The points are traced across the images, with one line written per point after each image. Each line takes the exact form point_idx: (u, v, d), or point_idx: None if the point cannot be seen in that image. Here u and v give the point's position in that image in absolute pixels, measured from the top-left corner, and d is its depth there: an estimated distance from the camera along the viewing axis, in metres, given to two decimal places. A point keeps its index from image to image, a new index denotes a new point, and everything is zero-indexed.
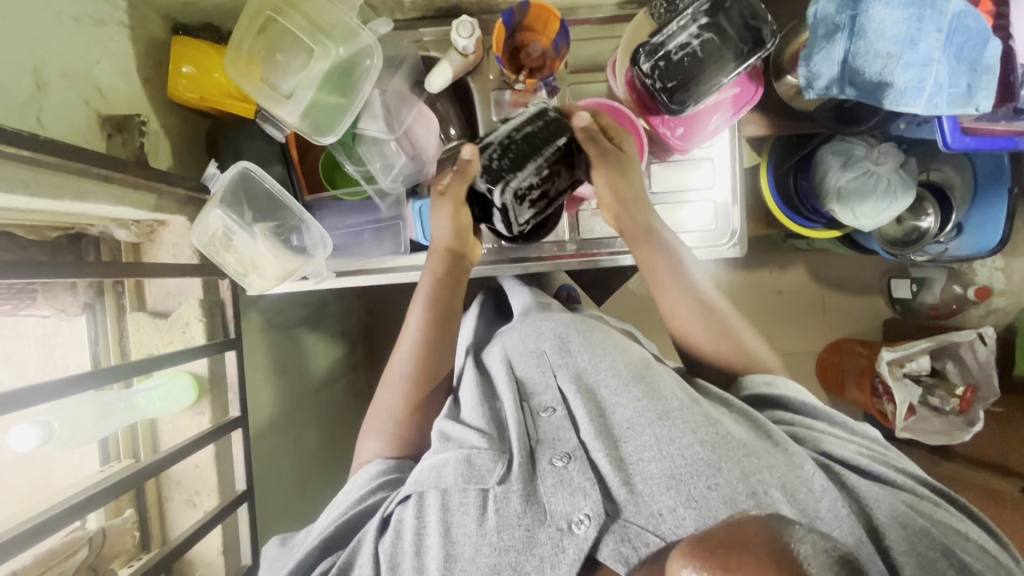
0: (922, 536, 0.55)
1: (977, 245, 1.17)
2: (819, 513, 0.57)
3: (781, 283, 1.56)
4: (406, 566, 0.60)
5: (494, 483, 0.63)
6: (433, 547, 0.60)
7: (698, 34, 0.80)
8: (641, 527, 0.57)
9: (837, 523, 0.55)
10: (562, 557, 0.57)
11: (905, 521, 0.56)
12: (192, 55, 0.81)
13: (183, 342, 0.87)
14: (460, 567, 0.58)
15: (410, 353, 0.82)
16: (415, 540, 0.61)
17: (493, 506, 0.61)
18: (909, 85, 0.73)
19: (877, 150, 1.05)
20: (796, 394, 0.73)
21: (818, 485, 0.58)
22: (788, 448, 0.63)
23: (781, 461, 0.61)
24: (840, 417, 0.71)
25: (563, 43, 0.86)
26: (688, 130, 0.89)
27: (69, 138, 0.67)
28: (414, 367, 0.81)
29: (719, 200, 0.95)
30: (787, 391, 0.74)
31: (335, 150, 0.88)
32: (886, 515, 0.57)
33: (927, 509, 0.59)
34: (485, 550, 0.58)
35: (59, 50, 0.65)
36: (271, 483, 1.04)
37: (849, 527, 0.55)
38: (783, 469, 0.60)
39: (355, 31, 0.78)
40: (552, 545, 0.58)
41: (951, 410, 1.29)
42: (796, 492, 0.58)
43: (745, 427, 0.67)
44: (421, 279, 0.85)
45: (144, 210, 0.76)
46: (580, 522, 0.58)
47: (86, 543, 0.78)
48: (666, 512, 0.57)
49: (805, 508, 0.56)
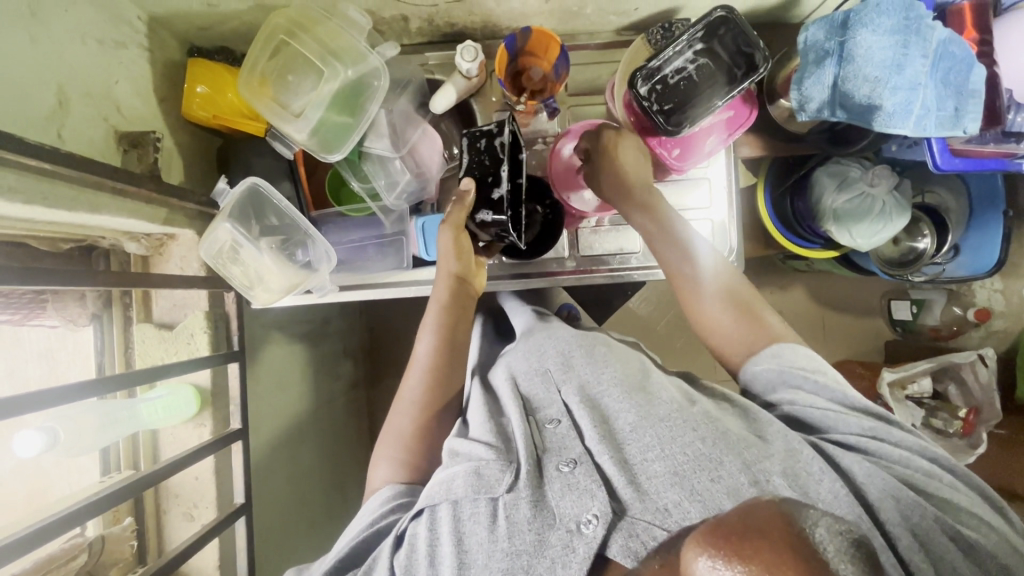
0: (914, 507, 0.57)
1: (974, 267, 1.19)
2: (821, 495, 0.58)
3: (782, 303, 1.55)
4: (421, 575, 0.61)
5: (503, 491, 0.63)
6: (446, 556, 0.61)
7: (694, 59, 0.84)
8: (648, 522, 0.58)
9: (837, 503, 0.58)
10: (573, 557, 0.57)
11: (896, 494, 0.58)
12: (207, 76, 0.85)
13: (187, 352, 0.87)
14: (473, 575, 0.59)
15: (419, 380, 0.83)
16: (429, 550, 0.62)
17: (503, 514, 0.62)
18: (896, 108, 0.76)
19: (872, 171, 1.04)
20: (801, 366, 0.71)
21: (817, 467, 0.60)
22: (782, 432, 0.64)
23: (780, 449, 0.62)
24: (839, 393, 0.68)
25: (563, 67, 0.89)
26: (684, 150, 0.92)
27: (87, 152, 0.70)
28: (424, 394, 0.82)
29: (717, 220, 0.97)
30: (794, 361, 0.71)
31: (342, 167, 0.91)
32: (878, 491, 0.59)
33: (922, 483, 0.60)
34: (497, 555, 0.59)
35: (80, 69, 0.68)
36: (269, 497, 1.03)
37: (848, 505, 0.57)
38: (782, 455, 0.61)
39: (363, 54, 0.82)
40: (563, 546, 0.58)
41: (954, 433, 1.27)
42: (797, 476, 0.60)
43: (742, 420, 0.69)
44: (427, 308, 0.86)
45: (156, 223, 0.79)
46: (588, 522, 0.59)
47: (83, 550, 0.79)
48: (672, 506, 0.58)
49: (807, 490, 0.58)
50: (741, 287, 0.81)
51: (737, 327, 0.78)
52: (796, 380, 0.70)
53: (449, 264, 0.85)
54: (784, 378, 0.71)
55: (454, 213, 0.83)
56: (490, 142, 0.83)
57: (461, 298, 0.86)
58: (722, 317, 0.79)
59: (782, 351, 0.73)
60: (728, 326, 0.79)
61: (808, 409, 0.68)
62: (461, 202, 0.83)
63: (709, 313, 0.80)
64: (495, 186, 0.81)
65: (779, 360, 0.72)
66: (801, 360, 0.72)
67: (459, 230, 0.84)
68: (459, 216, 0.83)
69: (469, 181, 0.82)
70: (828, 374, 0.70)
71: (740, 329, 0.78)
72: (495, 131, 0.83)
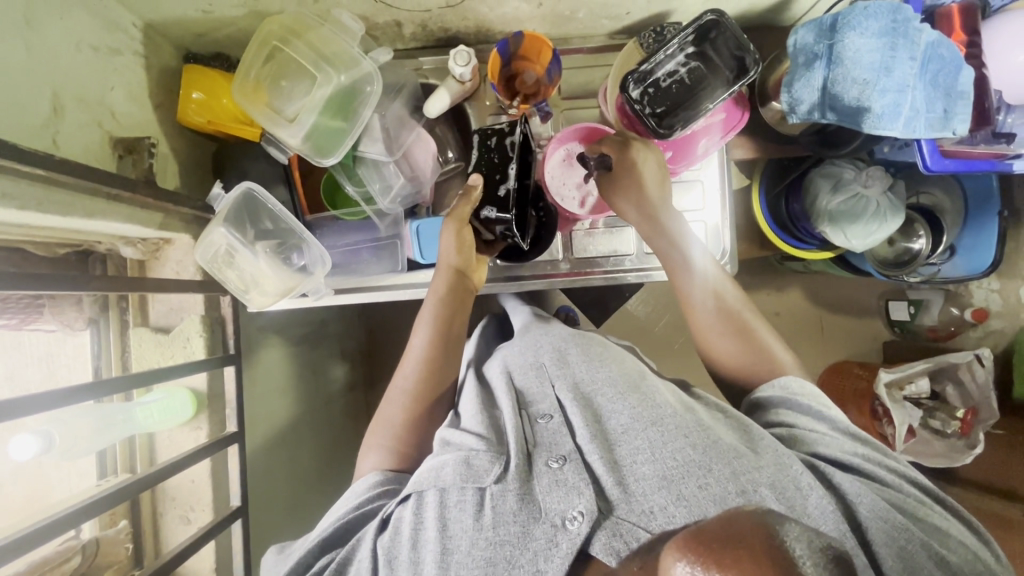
0: (902, 529, 0.57)
1: (970, 267, 1.19)
2: (807, 510, 0.58)
3: (780, 304, 1.56)
4: (403, 558, 0.61)
5: (491, 482, 0.64)
6: (429, 542, 0.61)
7: (686, 62, 0.85)
8: (632, 523, 0.58)
9: (822, 519, 0.57)
10: (555, 551, 0.57)
11: (886, 516, 0.57)
12: (202, 81, 0.86)
13: (183, 356, 0.88)
14: (455, 560, 0.59)
15: (411, 371, 0.84)
16: (412, 534, 0.62)
17: (489, 504, 0.62)
18: (885, 110, 0.76)
19: (866, 172, 1.05)
20: (809, 397, 0.73)
21: (806, 483, 0.60)
22: (774, 447, 0.64)
23: (770, 462, 0.62)
24: (839, 419, 0.70)
25: (556, 71, 0.90)
26: (677, 152, 0.93)
27: (82, 158, 0.70)
28: (415, 383, 0.83)
29: (711, 222, 0.97)
30: (804, 396, 0.73)
31: (336, 171, 0.92)
32: (868, 510, 0.58)
33: (912, 507, 0.60)
34: (480, 544, 0.59)
35: (75, 76, 0.69)
36: (266, 499, 1.04)
37: (835, 522, 0.57)
38: (772, 468, 0.61)
39: (356, 59, 0.83)
40: (546, 540, 0.58)
41: (951, 433, 1.29)
42: (785, 490, 0.59)
43: (736, 431, 0.69)
44: (424, 299, 0.87)
45: (151, 228, 0.79)
46: (574, 518, 0.59)
47: (77, 553, 0.79)
48: (657, 509, 0.58)
49: (793, 504, 0.58)
50: (738, 305, 0.87)
51: (737, 350, 0.84)
52: (806, 410, 0.72)
53: (450, 257, 0.85)
54: (791, 405, 0.73)
55: (460, 206, 0.85)
56: (501, 140, 0.84)
57: (456, 291, 0.86)
58: (719, 334, 0.85)
59: (792, 385, 0.75)
60: (728, 348, 0.85)
61: (807, 431, 0.69)
62: (468, 195, 0.84)
63: (705, 329, 0.86)
64: (501, 183, 0.83)
65: (787, 391, 0.75)
66: (807, 393, 0.74)
67: (462, 224, 0.84)
68: (464, 210, 0.85)
69: (479, 177, 0.83)
70: (832, 407, 0.72)
71: (742, 354, 0.83)
72: (506, 129, 0.84)
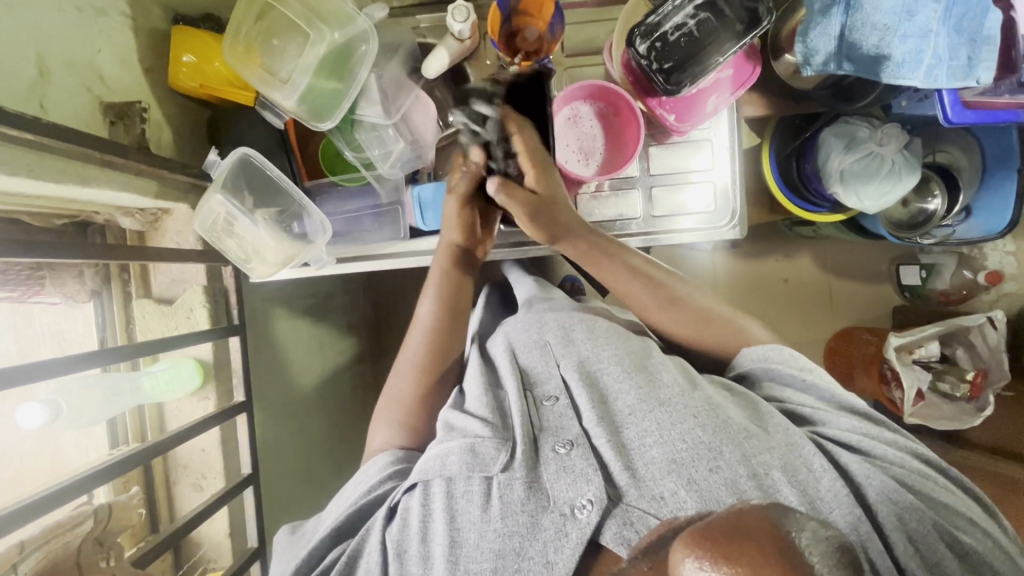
0: (912, 511, 0.57)
1: (987, 228, 1.15)
2: (819, 493, 0.58)
3: (789, 272, 1.53)
4: (412, 552, 0.61)
5: (498, 471, 0.63)
6: (438, 534, 0.61)
7: (695, 14, 0.80)
8: (643, 510, 0.57)
9: (834, 504, 0.56)
10: (564, 542, 0.57)
11: (896, 497, 0.58)
12: (191, 43, 0.82)
13: (187, 326, 0.88)
14: (464, 553, 0.59)
15: (419, 344, 0.83)
16: (421, 527, 0.62)
17: (496, 494, 0.62)
18: (906, 57, 0.74)
19: (880, 130, 1.02)
20: (788, 365, 0.72)
21: (818, 465, 0.60)
22: (784, 426, 0.64)
23: (780, 442, 0.62)
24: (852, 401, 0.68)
25: (558, 26, 0.86)
26: (681, 112, 0.88)
27: (72, 124, 0.69)
28: (422, 356, 0.82)
29: (719, 182, 0.92)
30: (782, 362, 0.72)
31: (334, 135, 0.89)
32: (878, 492, 0.58)
33: (918, 485, 0.60)
34: (489, 536, 0.59)
35: (62, 39, 0.67)
36: (275, 467, 1.05)
37: (848, 506, 0.57)
38: (783, 449, 0.61)
39: (350, 16, 0.80)
40: (555, 530, 0.58)
41: (961, 396, 1.26)
42: (796, 473, 0.59)
43: (745, 409, 0.68)
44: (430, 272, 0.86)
45: (148, 196, 0.78)
46: (583, 507, 0.58)
47: (89, 516, 0.74)
48: (667, 495, 0.58)
49: (807, 490, 0.58)
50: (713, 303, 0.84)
51: (715, 337, 0.81)
52: (788, 377, 0.71)
53: (451, 234, 0.84)
54: (771, 376, 0.72)
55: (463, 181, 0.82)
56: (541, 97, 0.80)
57: (461, 263, 0.85)
58: (691, 330, 0.82)
59: (769, 354, 0.73)
60: (704, 339, 0.82)
61: (802, 406, 0.69)
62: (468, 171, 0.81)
63: (678, 330, 0.83)
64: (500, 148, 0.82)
65: (766, 362, 0.73)
66: (804, 367, 0.71)
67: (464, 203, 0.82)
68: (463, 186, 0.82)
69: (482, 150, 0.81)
70: (815, 372, 0.71)
71: (720, 335, 0.80)
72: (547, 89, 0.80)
